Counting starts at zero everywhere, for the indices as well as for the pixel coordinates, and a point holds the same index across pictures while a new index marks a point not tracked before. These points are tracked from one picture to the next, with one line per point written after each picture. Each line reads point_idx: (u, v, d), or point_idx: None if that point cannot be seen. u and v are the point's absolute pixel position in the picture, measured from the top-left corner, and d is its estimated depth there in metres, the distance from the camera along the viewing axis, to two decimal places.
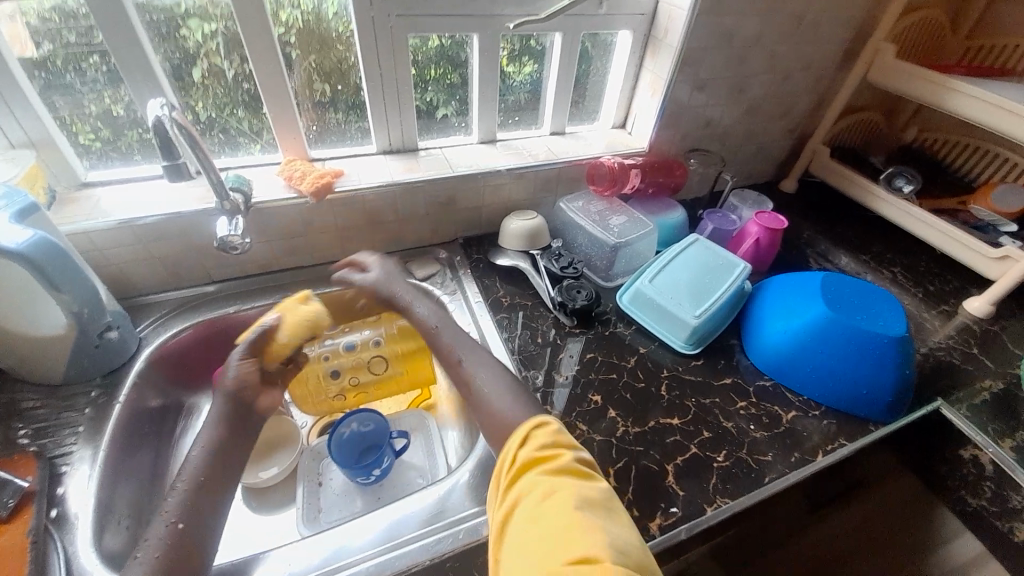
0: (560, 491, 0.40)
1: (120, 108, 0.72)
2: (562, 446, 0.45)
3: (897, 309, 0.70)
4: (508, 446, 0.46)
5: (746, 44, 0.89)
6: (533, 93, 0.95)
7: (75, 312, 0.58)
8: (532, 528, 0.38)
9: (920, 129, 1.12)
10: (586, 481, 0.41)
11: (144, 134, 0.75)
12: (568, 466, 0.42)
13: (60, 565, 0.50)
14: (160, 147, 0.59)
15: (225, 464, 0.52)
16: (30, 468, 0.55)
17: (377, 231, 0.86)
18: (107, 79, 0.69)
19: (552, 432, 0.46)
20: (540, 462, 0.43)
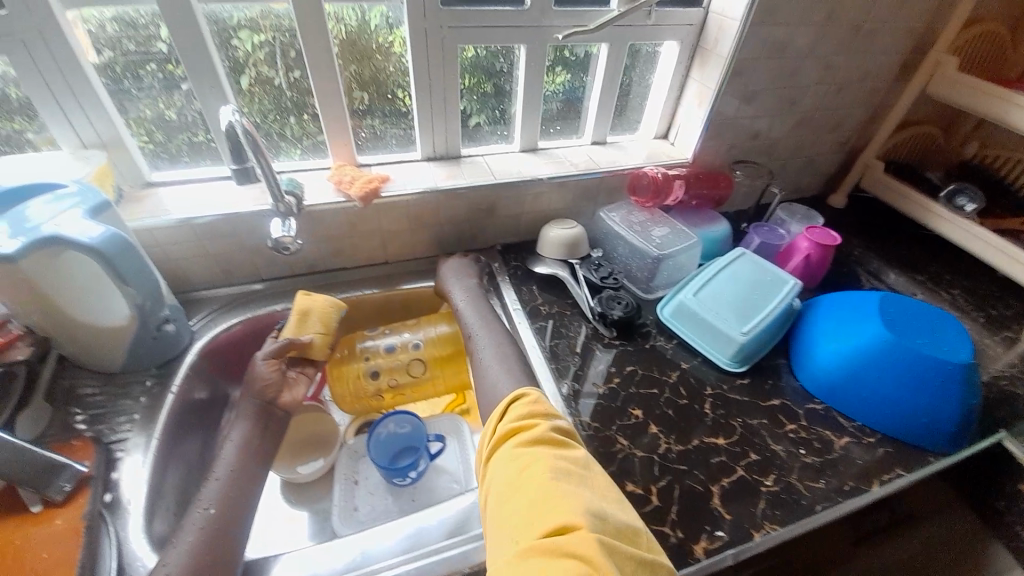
0: (532, 454, 0.45)
1: (172, 113, 0.75)
2: (537, 417, 0.50)
3: (962, 334, 0.66)
4: (489, 423, 0.51)
5: (800, 56, 0.87)
6: (566, 102, 0.95)
7: (139, 304, 0.60)
8: (510, 488, 0.43)
9: (980, 145, 1.06)
10: (558, 443, 0.47)
11: (191, 138, 0.78)
12: (540, 434, 0.47)
13: (112, 551, 0.51)
14: (229, 149, 0.61)
15: (253, 461, 0.55)
16: (87, 452, 0.57)
17: (418, 235, 0.87)
18: (162, 85, 0.72)
19: (528, 405, 0.51)
20: (516, 433, 0.48)
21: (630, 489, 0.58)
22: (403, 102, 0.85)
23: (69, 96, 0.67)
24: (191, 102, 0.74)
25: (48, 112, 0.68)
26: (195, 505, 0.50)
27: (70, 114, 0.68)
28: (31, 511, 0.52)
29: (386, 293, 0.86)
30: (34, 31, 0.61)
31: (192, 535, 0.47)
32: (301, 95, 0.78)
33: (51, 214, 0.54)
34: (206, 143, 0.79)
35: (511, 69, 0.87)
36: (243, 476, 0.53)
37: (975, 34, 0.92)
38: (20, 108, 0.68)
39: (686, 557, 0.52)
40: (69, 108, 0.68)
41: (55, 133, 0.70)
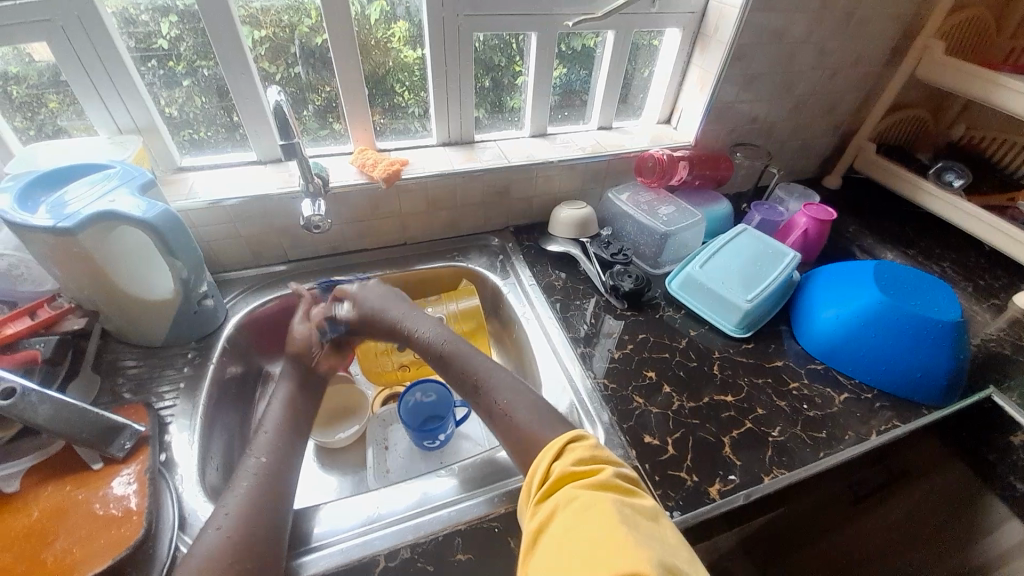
0: (598, 499, 0.40)
1: (173, 109, 0.78)
2: (599, 461, 0.45)
3: (951, 296, 0.71)
4: (541, 461, 0.46)
5: (796, 41, 0.91)
6: (564, 93, 0.98)
7: (184, 279, 0.65)
8: (571, 533, 0.39)
9: (967, 127, 1.10)
10: (625, 493, 0.42)
11: (192, 134, 0.81)
12: (606, 480, 0.42)
13: (173, 504, 0.54)
14: (278, 127, 0.66)
15: (297, 419, 0.60)
16: (141, 415, 0.61)
17: (436, 216, 0.91)
18: (162, 81, 0.75)
19: (590, 449, 0.46)
20: (576, 476, 0.44)
21: (647, 441, 0.63)
22: (403, 96, 0.88)
23: (108, 84, 0.70)
24: (192, 98, 0.77)
25: (86, 96, 0.71)
26: (252, 454, 0.54)
27: (110, 102, 0.72)
28: (92, 469, 0.55)
29: (403, 273, 0.89)
30: (74, 17, 0.64)
31: (249, 480, 0.50)
32: (302, 90, 0.81)
33: (101, 194, 0.58)
34: (207, 138, 0.82)
35: (509, 64, 0.90)
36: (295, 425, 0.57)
37: (961, 19, 0.97)
38: (21, 106, 0.70)
39: (702, 497, 0.58)
40: (107, 95, 0.71)
41: (92, 119, 0.74)
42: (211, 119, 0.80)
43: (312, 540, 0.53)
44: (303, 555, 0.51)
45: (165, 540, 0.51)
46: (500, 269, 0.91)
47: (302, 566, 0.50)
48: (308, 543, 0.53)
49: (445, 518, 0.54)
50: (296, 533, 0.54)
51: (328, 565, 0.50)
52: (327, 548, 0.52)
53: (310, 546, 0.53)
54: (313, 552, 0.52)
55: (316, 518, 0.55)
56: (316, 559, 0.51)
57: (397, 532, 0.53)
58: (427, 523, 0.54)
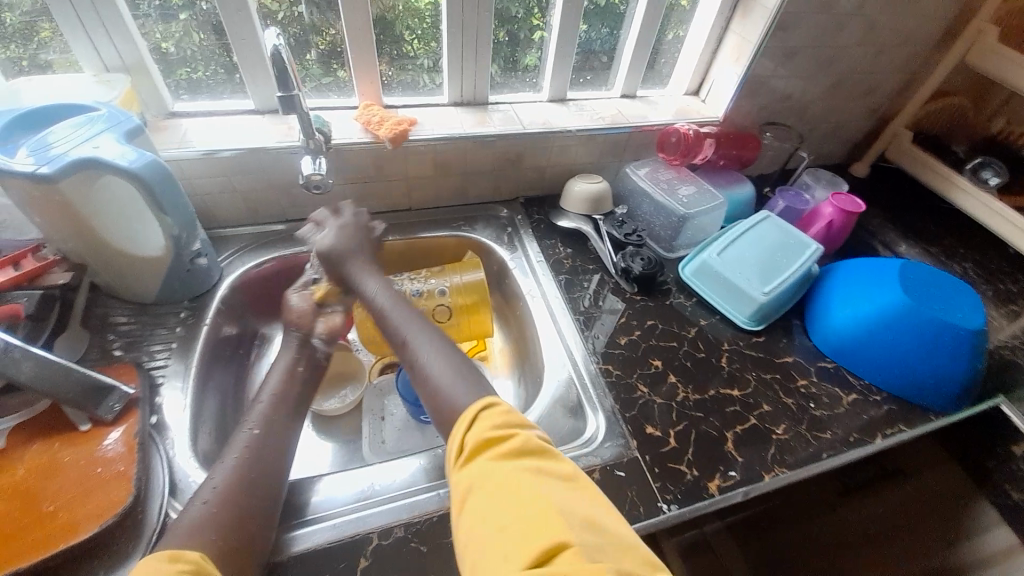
0: (514, 469, 0.37)
1: (169, 45, 0.71)
2: (513, 425, 0.41)
3: (976, 302, 0.68)
4: (456, 434, 0.42)
5: (845, 12, 0.83)
6: (583, 54, 0.90)
7: (174, 235, 0.62)
8: (489, 510, 0.35)
9: (1007, 121, 1.00)
10: (540, 456, 0.39)
11: (190, 73, 0.75)
12: (520, 445, 0.39)
13: (164, 469, 0.53)
14: (275, 75, 0.60)
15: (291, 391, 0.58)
16: (132, 375, 0.59)
17: (443, 182, 0.86)
18: (158, 14, 0.68)
19: (503, 414, 0.42)
20: (490, 446, 0.40)
21: (650, 431, 0.62)
22: (412, 46, 0.81)
23: (92, 14, 0.64)
24: (189, 34, 0.71)
25: (69, 28, 0.64)
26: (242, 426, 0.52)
27: (94, 35, 0.66)
28: (80, 429, 0.53)
29: (407, 240, 0.86)
30: None
31: (241, 452, 0.49)
32: (304, 32, 0.75)
33: (83, 138, 0.54)
34: (205, 80, 0.76)
35: (528, 16, 0.83)
36: (288, 397, 0.55)
37: None
38: (10, 34, 0.64)
39: (700, 492, 0.57)
40: (91, 27, 0.65)
41: (76, 54, 0.67)
42: (210, 58, 0.74)
43: (309, 512, 0.53)
44: (297, 529, 0.51)
45: (154, 505, 0.50)
46: (508, 241, 0.87)
47: (294, 540, 0.50)
48: (303, 515, 0.52)
49: (441, 498, 0.54)
50: (292, 504, 0.53)
51: (319, 540, 0.50)
52: (323, 521, 0.52)
53: (305, 519, 0.52)
54: (309, 525, 0.51)
55: (315, 489, 0.54)
56: (310, 533, 0.50)
57: (388, 510, 0.53)
58: (423, 501, 0.53)
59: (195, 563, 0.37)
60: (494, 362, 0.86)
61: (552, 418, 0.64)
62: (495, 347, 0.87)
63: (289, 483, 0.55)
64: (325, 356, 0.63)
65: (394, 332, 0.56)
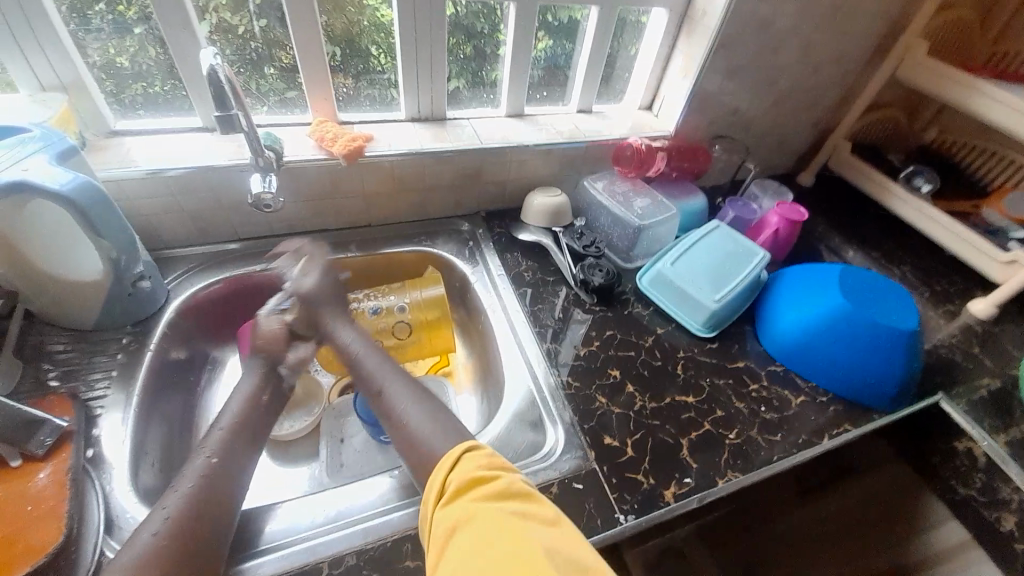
0: (495, 513, 0.37)
1: (124, 60, 0.69)
2: (498, 467, 0.42)
3: (910, 304, 0.72)
4: (436, 476, 0.43)
5: (781, 33, 0.88)
6: (547, 69, 0.93)
7: (113, 259, 0.59)
8: (468, 555, 0.35)
9: (940, 131, 1.10)
10: (523, 499, 0.39)
11: (147, 88, 0.73)
12: (504, 487, 0.40)
13: (99, 506, 0.51)
14: (212, 96, 0.59)
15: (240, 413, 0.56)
16: (65, 408, 0.56)
17: (401, 198, 0.86)
18: (112, 28, 0.66)
19: (486, 457, 0.43)
20: (471, 488, 0.40)
21: (608, 442, 0.63)
22: (380, 61, 0.82)
23: (28, 33, 0.62)
24: (146, 49, 0.69)
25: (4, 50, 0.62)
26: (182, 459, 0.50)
27: (27, 53, 0.63)
28: (10, 465, 0.50)
29: (367, 256, 0.85)
30: None
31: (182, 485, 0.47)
32: (257, 49, 0.74)
33: (12, 158, 0.51)
34: (163, 94, 0.74)
35: (494, 32, 0.85)
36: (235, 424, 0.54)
37: (944, 22, 0.95)
38: None
39: (657, 500, 0.58)
40: (26, 45, 0.63)
41: (11, 75, 0.65)
42: (167, 74, 0.72)
43: (260, 543, 0.51)
44: (247, 561, 0.49)
45: (88, 546, 0.47)
46: (468, 256, 0.88)
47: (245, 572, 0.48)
48: (257, 545, 0.51)
49: (395, 522, 0.53)
50: (242, 535, 0.51)
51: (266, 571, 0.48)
52: (275, 551, 0.50)
53: (256, 549, 0.51)
54: (262, 555, 0.50)
55: (268, 520, 0.53)
56: (260, 564, 0.49)
57: (356, 532, 0.52)
58: (378, 526, 0.52)
59: None
60: (458, 377, 0.85)
61: (510, 435, 0.63)
62: (459, 363, 0.87)
63: (242, 513, 0.53)
64: (279, 380, 0.62)
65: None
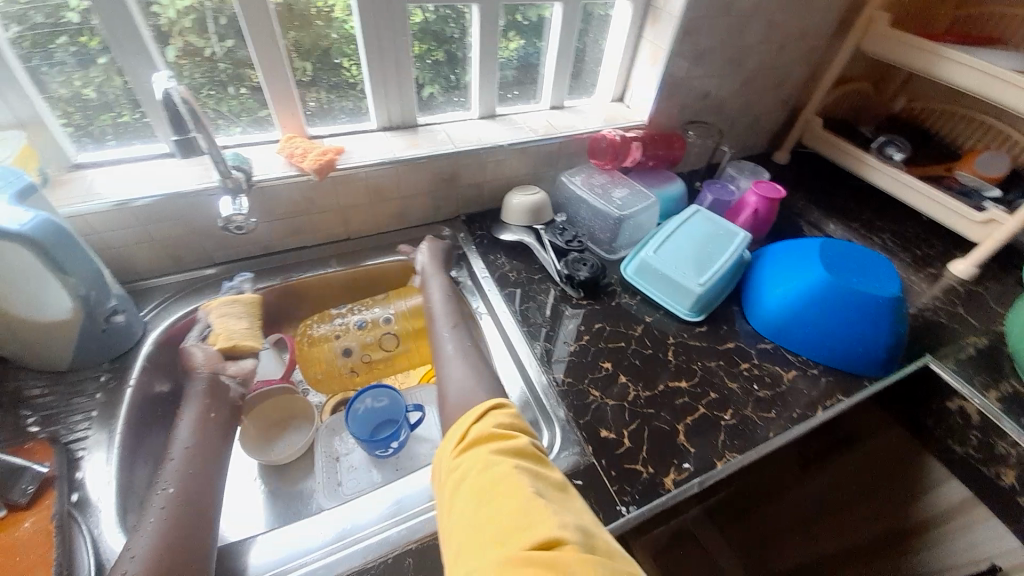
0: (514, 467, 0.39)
1: (91, 91, 0.68)
2: (517, 428, 0.44)
3: (891, 270, 0.73)
4: (460, 423, 0.44)
5: (744, 14, 0.89)
6: (519, 68, 0.93)
7: (83, 295, 0.58)
8: (484, 500, 0.37)
9: (908, 99, 1.11)
10: (538, 463, 0.41)
11: (115, 118, 0.71)
12: (521, 446, 0.41)
13: (88, 549, 0.49)
14: (169, 121, 0.58)
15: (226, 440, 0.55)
16: (46, 453, 0.55)
17: (379, 208, 0.85)
18: (78, 60, 0.65)
19: (509, 415, 0.45)
20: (492, 440, 0.42)
21: (604, 435, 0.62)
22: (351, 71, 0.81)
23: None
24: (111, 77, 0.68)
25: None
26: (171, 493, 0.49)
27: None
28: None
29: (349, 269, 0.84)
30: None
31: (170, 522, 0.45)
32: (221, 70, 0.73)
33: None
34: (138, 121, 0.73)
35: (463, 36, 0.85)
36: None
37: None
38: None
39: (657, 489, 0.57)
40: None
41: None
42: (136, 100, 0.71)
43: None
44: None
45: None
46: (452, 261, 0.87)
47: None
48: None
49: (395, 538, 0.52)
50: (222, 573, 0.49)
51: None
52: None
53: None
54: None
55: (246, 555, 0.51)
56: None
57: (356, 551, 0.50)
58: (378, 543, 0.51)
59: None
60: None
61: None
62: None
63: (216, 550, 0.52)
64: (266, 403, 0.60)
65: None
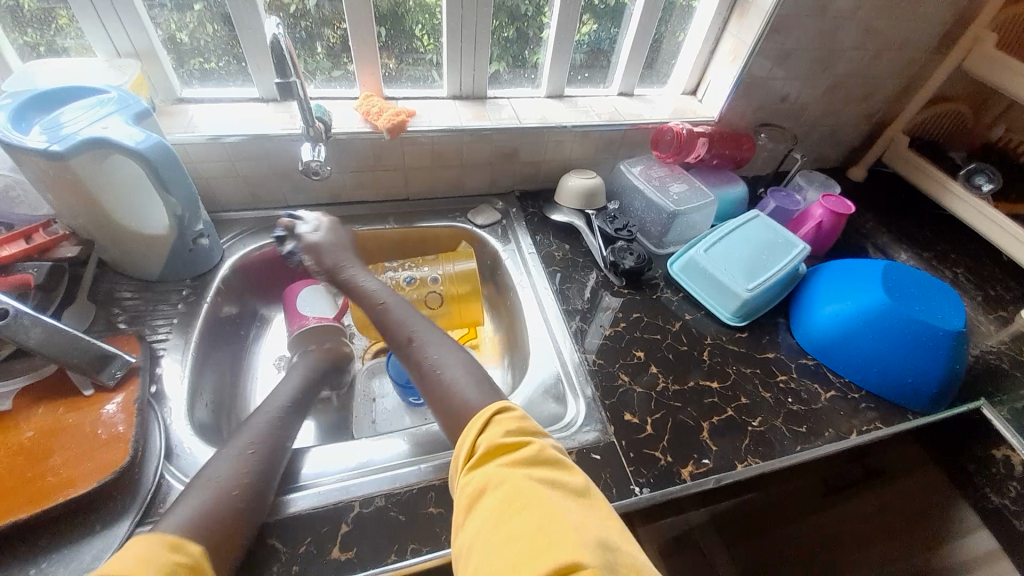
0: (527, 479, 0.39)
1: (183, 36, 0.74)
2: (527, 433, 0.44)
3: (957, 305, 0.69)
4: (467, 438, 0.44)
5: (840, 17, 0.84)
6: (590, 52, 0.93)
7: (178, 215, 0.64)
8: (499, 515, 0.37)
9: (1007, 129, 1.02)
10: (554, 468, 0.41)
11: (203, 63, 0.78)
12: (534, 452, 0.41)
13: (160, 434, 0.56)
14: (274, 63, 0.63)
15: None
16: (134, 346, 0.62)
17: (441, 173, 0.88)
18: (173, 4, 0.71)
19: (517, 421, 0.45)
20: (503, 451, 0.42)
21: (628, 418, 0.64)
22: (422, 42, 0.84)
23: (105, 2, 0.67)
24: (202, 25, 0.73)
25: (86, 18, 0.68)
26: None
27: (107, 21, 0.69)
28: (84, 395, 0.56)
29: (404, 229, 0.88)
30: None
31: None
32: (312, 24, 0.77)
33: (93, 119, 0.57)
34: (217, 70, 0.79)
35: (538, 15, 0.85)
36: None
37: None
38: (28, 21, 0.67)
39: (673, 477, 0.59)
40: (104, 13, 0.68)
41: (91, 41, 0.70)
42: (222, 48, 0.77)
43: (298, 480, 0.55)
44: (292, 492, 0.53)
45: (150, 467, 0.53)
46: (502, 233, 0.89)
47: (289, 502, 0.52)
48: (296, 481, 0.55)
49: (422, 472, 0.56)
50: (287, 471, 0.55)
51: (305, 505, 0.52)
52: (314, 487, 0.54)
53: (298, 483, 0.54)
54: (302, 489, 0.54)
55: (303, 461, 0.57)
56: (301, 497, 0.53)
57: (380, 480, 0.55)
58: (403, 476, 0.56)
59: (193, 555, 0.40)
60: (485, 349, 0.88)
61: (533, 407, 0.65)
62: (487, 335, 0.90)
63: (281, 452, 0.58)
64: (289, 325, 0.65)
65: (393, 325, 0.59)
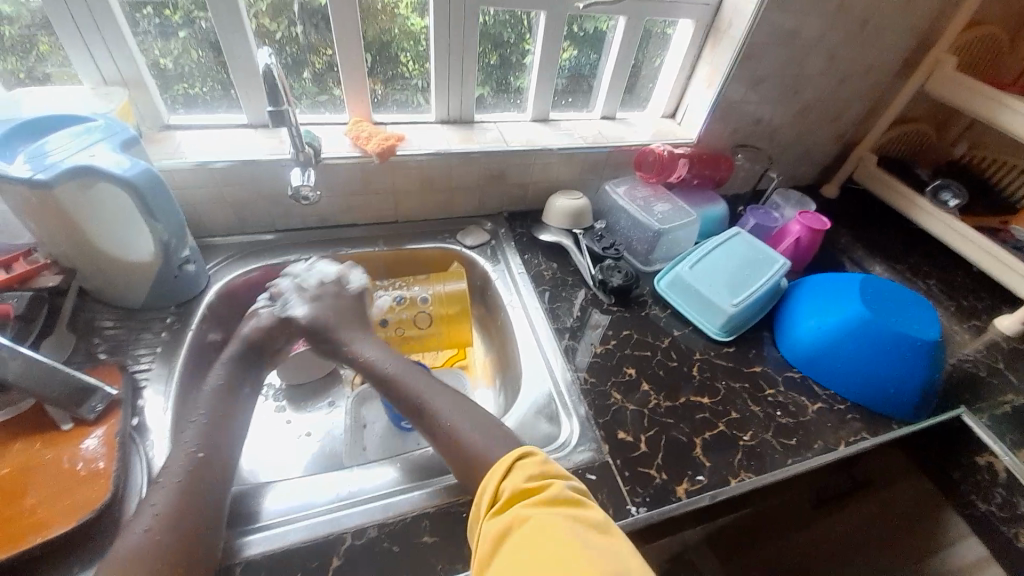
0: (549, 519, 0.38)
1: (167, 62, 0.74)
2: (548, 474, 0.43)
3: (932, 316, 0.72)
4: (491, 482, 0.44)
5: (807, 45, 0.89)
6: (571, 77, 0.96)
7: (164, 241, 0.64)
8: (524, 558, 0.36)
9: (970, 145, 1.09)
10: (575, 506, 0.40)
11: (187, 89, 0.78)
12: (556, 491, 0.41)
13: (142, 468, 0.54)
14: (267, 92, 0.64)
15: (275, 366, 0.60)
16: (115, 377, 0.60)
17: (429, 195, 0.89)
18: (157, 31, 0.72)
19: (539, 463, 0.45)
20: (525, 494, 0.42)
21: (621, 436, 0.64)
22: (408, 67, 0.86)
23: (94, 31, 0.67)
24: (188, 51, 0.74)
25: (73, 46, 0.68)
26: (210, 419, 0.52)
27: (93, 47, 0.69)
28: (63, 429, 0.55)
29: (393, 251, 0.88)
30: None
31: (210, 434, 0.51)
32: (301, 51, 0.79)
33: (79, 147, 0.56)
34: (201, 96, 0.79)
35: (519, 41, 0.88)
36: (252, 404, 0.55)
37: (976, 36, 0.94)
38: (11, 49, 0.67)
39: (668, 495, 0.59)
40: (91, 41, 0.68)
41: (77, 69, 0.70)
42: (206, 74, 0.77)
43: (254, 521, 0.53)
44: (247, 535, 0.51)
45: (131, 504, 0.51)
46: (491, 254, 0.90)
47: (245, 545, 0.50)
48: (252, 522, 0.52)
49: (415, 500, 0.55)
50: (237, 513, 0.53)
51: (293, 539, 0.51)
52: (270, 528, 0.52)
53: (255, 524, 0.52)
54: (258, 531, 0.52)
55: (261, 500, 0.55)
56: (259, 539, 0.51)
57: (369, 510, 0.54)
58: (396, 503, 0.55)
59: None
60: (475, 372, 0.88)
61: (527, 428, 0.65)
62: (476, 357, 0.90)
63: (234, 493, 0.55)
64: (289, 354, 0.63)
65: None
